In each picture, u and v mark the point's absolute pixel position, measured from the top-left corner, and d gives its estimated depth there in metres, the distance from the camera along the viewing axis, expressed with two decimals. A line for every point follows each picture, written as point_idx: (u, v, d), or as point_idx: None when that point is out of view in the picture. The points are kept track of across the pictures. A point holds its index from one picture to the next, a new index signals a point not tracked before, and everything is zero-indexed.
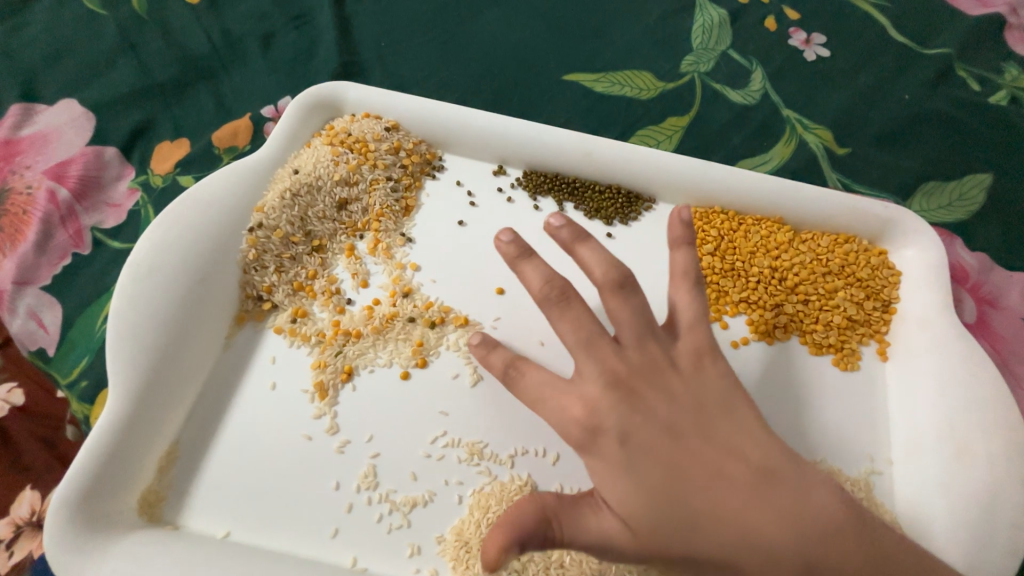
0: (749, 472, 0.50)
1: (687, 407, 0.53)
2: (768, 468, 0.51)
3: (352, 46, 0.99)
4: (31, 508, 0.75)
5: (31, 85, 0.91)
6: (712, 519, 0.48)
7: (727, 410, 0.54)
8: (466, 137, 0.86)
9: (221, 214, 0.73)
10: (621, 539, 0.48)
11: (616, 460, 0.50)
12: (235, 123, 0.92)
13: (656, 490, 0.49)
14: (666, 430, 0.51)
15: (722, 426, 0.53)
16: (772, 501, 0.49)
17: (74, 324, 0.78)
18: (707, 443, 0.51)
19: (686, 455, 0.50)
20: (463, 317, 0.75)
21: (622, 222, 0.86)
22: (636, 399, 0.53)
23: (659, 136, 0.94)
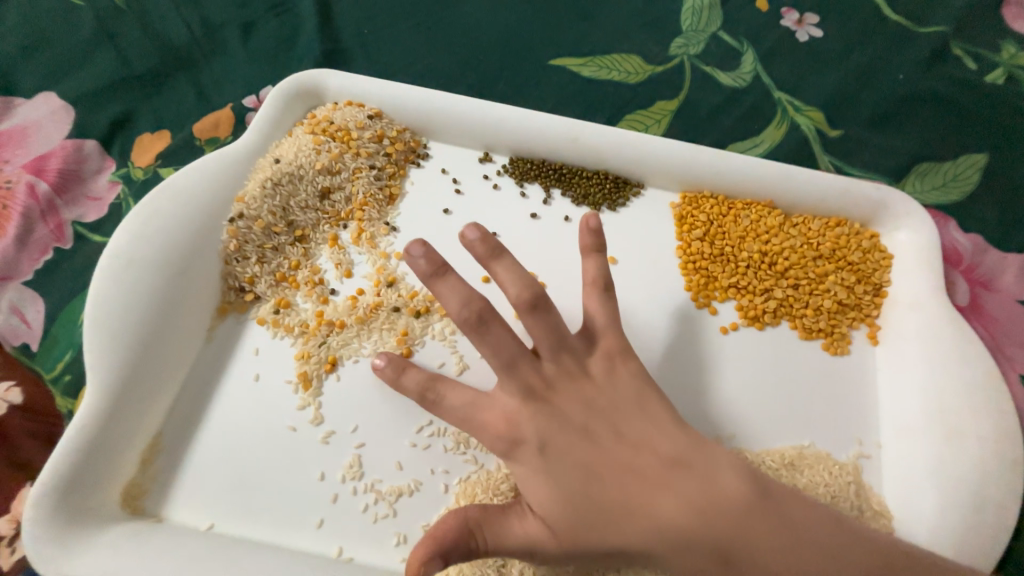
0: (657, 464, 0.52)
1: (606, 403, 0.55)
2: (677, 457, 0.53)
3: (334, 33, 0.97)
4: None
5: (9, 78, 0.90)
6: (626, 513, 0.50)
7: (638, 406, 0.56)
8: (450, 124, 0.85)
9: (200, 205, 0.72)
10: (545, 542, 0.50)
11: (535, 468, 0.52)
12: (217, 114, 0.90)
13: (575, 494, 0.51)
14: (580, 432, 0.53)
15: (631, 422, 0.55)
16: (681, 492, 0.50)
17: (58, 319, 0.77)
18: (617, 440, 0.53)
19: (597, 455, 0.52)
20: None
21: (610, 209, 0.85)
22: (551, 408, 0.54)
23: (648, 120, 0.93)
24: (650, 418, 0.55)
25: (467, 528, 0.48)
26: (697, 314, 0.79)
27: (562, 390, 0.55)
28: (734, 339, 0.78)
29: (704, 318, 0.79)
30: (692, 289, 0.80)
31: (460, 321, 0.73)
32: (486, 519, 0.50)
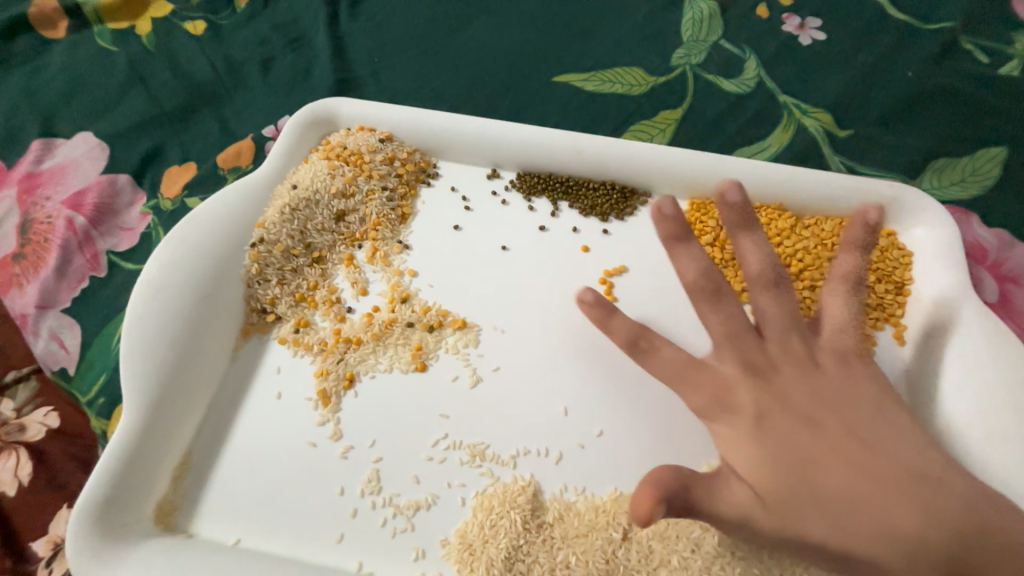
0: (898, 468, 0.49)
1: (857, 412, 0.52)
2: (922, 467, 0.50)
3: (346, 64, 1.02)
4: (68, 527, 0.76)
5: (51, 120, 0.97)
6: (881, 518, 0.47)
7: (880, 412, 0.52)
8: (459, 143, 0.88)
9: (226, 232, 0.76)
10: (755, 515, 0.46)
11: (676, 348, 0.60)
12: (238, 145, 0.96)
13: (793, 469, 0.48)
14: (806, 421, 0.51)
15: (874, 426, 0.51)
16: (915, 499, 0.48)
17: (93, 343, 0.81)
18: (884, 457, 0.50)
19: (824, 443, 0.50)
20: (460, 320, 0.76)
21: (618, 218, 0.85)
22: (771, 385, 0.52)
23: (652, 131, 0.94)
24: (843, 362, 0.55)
25: (681, 478, 0.44)
26: None
27: (786, 373, 0.53)
28: None
29: None
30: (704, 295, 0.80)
31: (471, 335, 0.74)
32: (696, 483, 0.45)
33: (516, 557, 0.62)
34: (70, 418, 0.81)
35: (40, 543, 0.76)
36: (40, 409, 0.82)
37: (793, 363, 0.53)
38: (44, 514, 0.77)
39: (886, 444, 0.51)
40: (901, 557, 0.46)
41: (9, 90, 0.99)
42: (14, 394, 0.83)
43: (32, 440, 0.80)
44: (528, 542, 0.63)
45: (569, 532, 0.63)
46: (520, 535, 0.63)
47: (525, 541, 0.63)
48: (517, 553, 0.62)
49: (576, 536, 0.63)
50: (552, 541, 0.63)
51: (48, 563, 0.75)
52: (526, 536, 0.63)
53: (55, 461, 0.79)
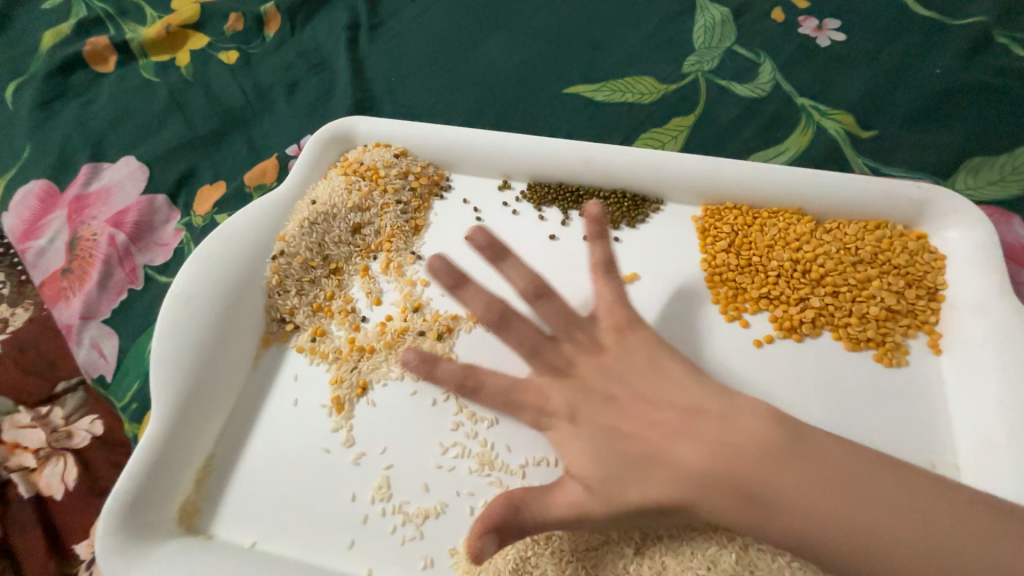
0: (675, 415, 0.58)
1: (636, 372, 0.62)
2: (693, 407, 0.58)
3: (365, 85, 1.07)
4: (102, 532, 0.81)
5: (99, 146, 1.05)
6: (664, 459, 0.55)
7: (654, 366, 0.63)
8: (471, 157, 0.91)
9: (249, 245, 0.80)
10: (584, 500, 0.53)
11: (569, 436, 0.59)
12: (265, 164, 1.01)
13: (597, 445, 0.57)
14: (604, 398, 0.61)
15: (649, 380, 0.61)
16: (698, 435, 0.55)
17: (129, 353, 0.87)
18: (660, 408, 0.59)
19: (618, 414, 0.59)
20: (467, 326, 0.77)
21: (629, 226, 0.85)
22: (576, 381, 0.63)
23: (664, 137, 0.93)
24: (713, 407, 0.58)
25: (512, 504, 0.51)
26: (727, 328, 0.75)
27: (581, 367, 0.64)
28: (769, 352, 0.73)
29: (734, 332, 0.75)
30: (720, 302, 0.77)
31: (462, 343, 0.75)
32: (530, 500, 0.52)
33: (524, 569, 0.61)
34: (113, 427, 0.86)
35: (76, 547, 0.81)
36: (83, 416, 0.87)
37: (583, 355, 0.65)
38: (81, 519, 0.82)
39: (661, 386, 0.61)
40: (687, 488, 0.53)
41: (64, 120, 1.09)
42: (62, 402, 0.87)
43: (77, 446, 0.85)
44: (536, 554, 0.61)
45: (580, 546, 0.61)
46: (528, 547, 0.62)
47: (533, 552, 0.62)
48: (525, 564, 0.61)
49: (586, 549, 0.61)
50: (561, 553, 0.61)
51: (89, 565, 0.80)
52: (534, 548, 0.62)
53: (98, 469, 0.84)
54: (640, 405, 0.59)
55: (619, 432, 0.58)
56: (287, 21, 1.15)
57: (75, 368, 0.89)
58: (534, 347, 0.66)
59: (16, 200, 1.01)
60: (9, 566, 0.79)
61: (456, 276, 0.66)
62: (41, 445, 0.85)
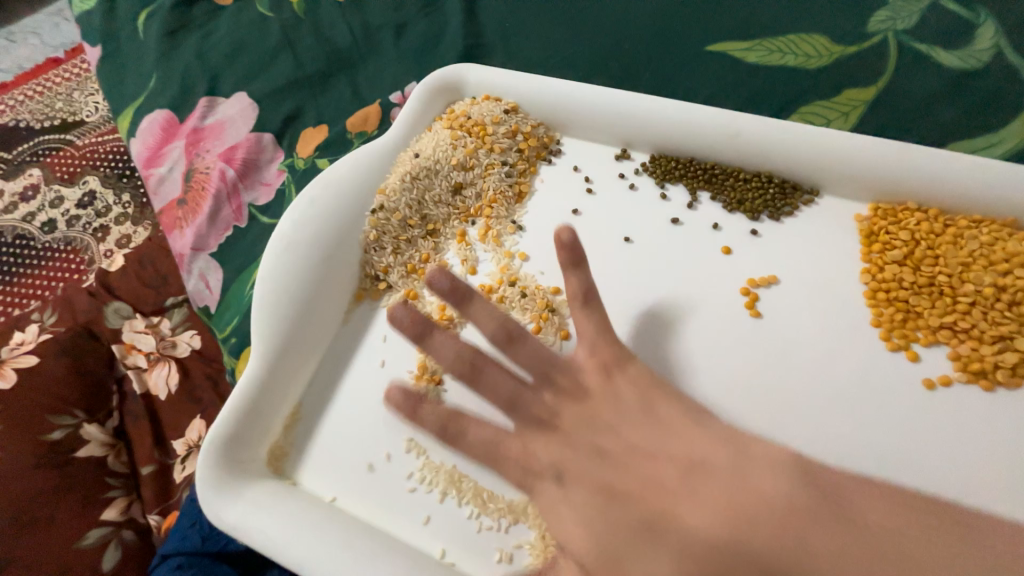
0: (673, 469, 0.46)
1: (626, 417, 0.51)
2: (697, 458, 0.46)
3: (477, 29, 0.97)
4: (199, 433, 0.90)
5: (215, 80, 1.06)
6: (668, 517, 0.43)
7: (646, 413, 0.51)
8: (589, 119, 0.80)
9: (349, 196, 0.76)
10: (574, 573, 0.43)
11: (560, 506, 0.47)
12: (367, 110, 0.97)
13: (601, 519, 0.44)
14: (593, 457, 0.49)
15: (643, 430, 0.50)
16: (705, 494, 0.44)
17: (231, 288, 0.89)
18: (652, 459, 0.48)
19: (614, 471, 0.48)
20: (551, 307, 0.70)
21: (772, 218, 0.71)
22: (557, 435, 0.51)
23: (831, 113, 0.76)
24: (718, 456, 0.46)
25: None
26: (888, 358, 0.61)
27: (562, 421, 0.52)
28: (943, 399, 0.58)
29: (898, 364, 0.61)
30: (883, 326, 0.63)
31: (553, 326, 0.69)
32: None
33: None
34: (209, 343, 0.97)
35: (177, 443, 0.91)
36: (187, 330, 0.99)
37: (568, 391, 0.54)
38: (186, 420, 0.91)
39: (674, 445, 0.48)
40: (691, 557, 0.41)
41: (186, 52, 1.11)
42: (170, 316, 1.00)
43: (180, 355, 0.96)
44: None
45: None
46: None
47: None
48: None
49: None
50: None
51: (184, 458, 0.90)
52: None
53: (195, 377, 0.94)
54: (645, 461, 0.48)
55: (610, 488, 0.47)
56: None
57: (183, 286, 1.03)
58: (506, 402, 0.53)
59: (143, 127, 1.06)
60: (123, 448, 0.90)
61: (422, 329, 0.53)
62: (150, 349, 0.95)
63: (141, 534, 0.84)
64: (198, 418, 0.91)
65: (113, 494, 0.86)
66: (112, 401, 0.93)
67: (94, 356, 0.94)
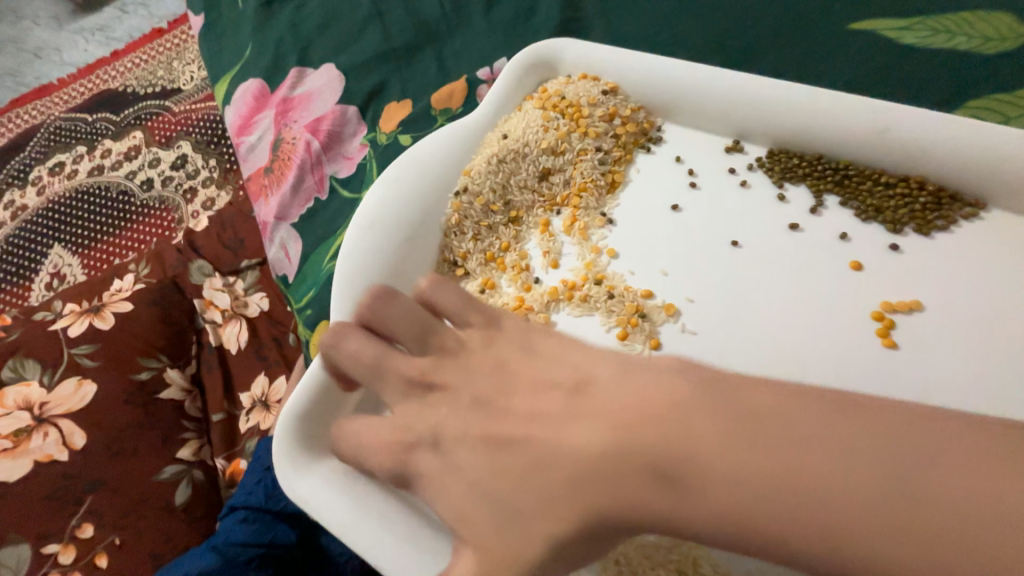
0: (562, 397, 0.41)
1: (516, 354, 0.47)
2: (583, 379, 0.41)
3: (575, 3, 0.90)
4: (264, 390, 0.95)
5: (306, 50, 1.07)
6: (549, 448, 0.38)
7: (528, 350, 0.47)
8: (701, 105, 0.71)
9: (433, 176, 0.74)
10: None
11: (435, 474, 0.42)
12: (452, 86, 0.94)
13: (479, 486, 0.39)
14: (472, 403, 0.44)
15: (532, 364, 0.45)
16: (592, 412, 0.38)
17: (309, 260, 0.90)
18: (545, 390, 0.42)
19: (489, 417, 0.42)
20: (637, 306, 0.64)
21: (918, 232, 0.60)
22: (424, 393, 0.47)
23: (1009, 110, 0.63)
24: (606, 374, 0.41)
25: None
26: None
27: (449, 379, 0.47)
28: None
29: None
30: None
31: (646, 325, 0.63)
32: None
33: None
34: (276, 306, 1.01)
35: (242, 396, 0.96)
36: (256, 291, 1.03)
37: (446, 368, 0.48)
38: (251, 376, 0.96)
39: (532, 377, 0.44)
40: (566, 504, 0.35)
41: (280, 22, 1.12)
42: (244, 277, 1.04)
43: (251, 315, 1.00)
44: None
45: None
46: None
47: None
48: None
49: None
50: None
51: (249, 411, 0.94)
52: None
53: (262, 337, 0.99)
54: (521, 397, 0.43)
55: (494, 438, 0.40)
56: None
57: (258, 250, 1.06)
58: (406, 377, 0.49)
59: (237, 96, 1.09)
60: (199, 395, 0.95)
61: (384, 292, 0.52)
62: (226, 307, 1.00)
63: (208, 475, 0.91)
64: (263, 375, 0.96)
65: (187, 436, 0.92)
66: (192, 350, 0.98)
67: (179, 308, 0.99)
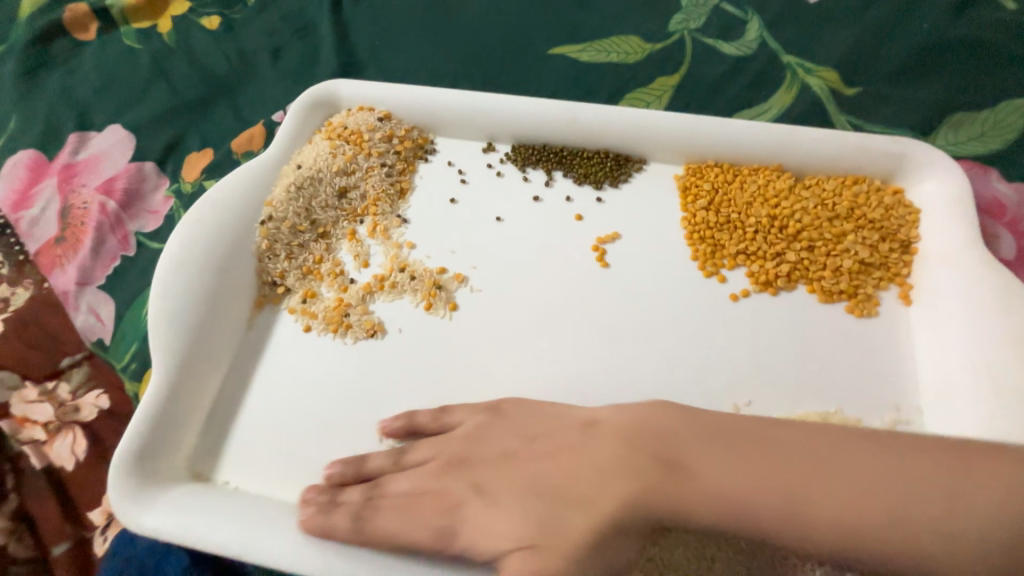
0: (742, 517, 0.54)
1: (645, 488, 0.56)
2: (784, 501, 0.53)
3: (349, 49, 1.05)
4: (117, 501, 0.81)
5: (86, 114, 1.05)
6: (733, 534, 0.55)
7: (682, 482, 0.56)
8: (457, 119, 0.90)
9: (236, 211, 0.81)
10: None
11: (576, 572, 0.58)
12: (251, 130, 1.02)
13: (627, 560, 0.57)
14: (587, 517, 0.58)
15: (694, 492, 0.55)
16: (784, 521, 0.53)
17: (125, 317, 0.89)
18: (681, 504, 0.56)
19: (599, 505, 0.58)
20: (435, 281, 0.79)
21: (612, 186, 0.86)
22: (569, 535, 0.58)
23: (649, 97, 0.93)
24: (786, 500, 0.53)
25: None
26: (704, 284, 0.77)
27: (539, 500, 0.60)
28: (744, 307, 0.75)
29: (711, 287, 0.77)
30: (699, 259, 0.79)
31: (444, 294, 0.79)
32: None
33: None
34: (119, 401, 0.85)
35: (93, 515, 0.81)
36: (92, 389, 0.86)
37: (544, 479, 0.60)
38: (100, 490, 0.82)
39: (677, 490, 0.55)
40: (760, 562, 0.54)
41: (48, 90, 1.08)
42: (69, 377, 0.86)
43: (85, 420, 0.84)
44: None
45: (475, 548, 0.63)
46: None
47: None
48: None
49: None
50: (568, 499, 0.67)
51: (103, 532, 0.80)
52: None
53: (107, 442, 0.84)
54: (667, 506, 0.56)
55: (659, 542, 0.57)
56: None
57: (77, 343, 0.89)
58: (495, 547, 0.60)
59: (6, 170, 1.01)
60: (27, 532, 0.80)
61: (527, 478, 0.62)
62: (50, 418, 0.84)
63: None
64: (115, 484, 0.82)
65: None
66: (7, 483, 0.81)
67: None
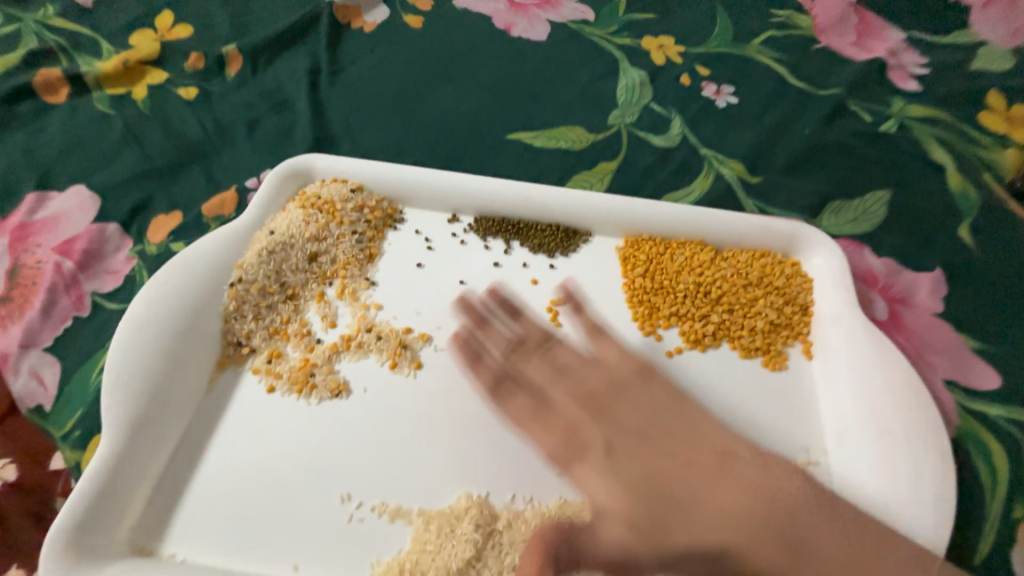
0: None
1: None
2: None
3: (324, 125, 1.15)
4: None
5: (48, 174, 1.06)
6: None
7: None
8: (423, 192, 1.00)
9: (205, 274, 0.84)
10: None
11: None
12: (223, 195, 1.06)
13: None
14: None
15: None
16: None
17: (71, 380, 0.86)
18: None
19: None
20: (402, 341, 0.84)
21: (563, 254, 0.97)
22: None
23: (593, 179, 1.08)
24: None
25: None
26: (644, 341, 0.88)
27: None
28: (678, 362, 0.86)
29: (650, 344, 0.88)
30: (639, 320, 0.90)
31: (411, 353, 0.84)
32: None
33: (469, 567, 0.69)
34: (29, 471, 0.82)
35: None
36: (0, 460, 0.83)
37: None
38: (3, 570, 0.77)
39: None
40: None
41: (9, 149, 1.08)
42: None
43: None
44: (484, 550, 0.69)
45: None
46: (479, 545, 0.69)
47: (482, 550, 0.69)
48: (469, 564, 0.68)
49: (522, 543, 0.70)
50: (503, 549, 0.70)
51: None
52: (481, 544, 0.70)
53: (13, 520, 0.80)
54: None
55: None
56: (249, 63, 1.23)
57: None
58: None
59: None
60: None
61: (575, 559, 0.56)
62: None
63: None
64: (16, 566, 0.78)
65: None
66: None
67: None
